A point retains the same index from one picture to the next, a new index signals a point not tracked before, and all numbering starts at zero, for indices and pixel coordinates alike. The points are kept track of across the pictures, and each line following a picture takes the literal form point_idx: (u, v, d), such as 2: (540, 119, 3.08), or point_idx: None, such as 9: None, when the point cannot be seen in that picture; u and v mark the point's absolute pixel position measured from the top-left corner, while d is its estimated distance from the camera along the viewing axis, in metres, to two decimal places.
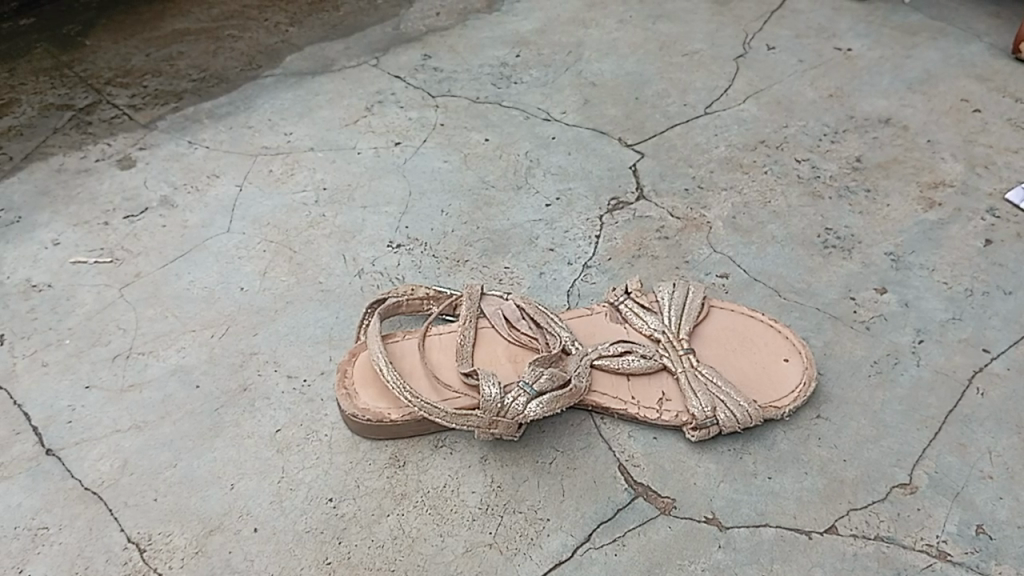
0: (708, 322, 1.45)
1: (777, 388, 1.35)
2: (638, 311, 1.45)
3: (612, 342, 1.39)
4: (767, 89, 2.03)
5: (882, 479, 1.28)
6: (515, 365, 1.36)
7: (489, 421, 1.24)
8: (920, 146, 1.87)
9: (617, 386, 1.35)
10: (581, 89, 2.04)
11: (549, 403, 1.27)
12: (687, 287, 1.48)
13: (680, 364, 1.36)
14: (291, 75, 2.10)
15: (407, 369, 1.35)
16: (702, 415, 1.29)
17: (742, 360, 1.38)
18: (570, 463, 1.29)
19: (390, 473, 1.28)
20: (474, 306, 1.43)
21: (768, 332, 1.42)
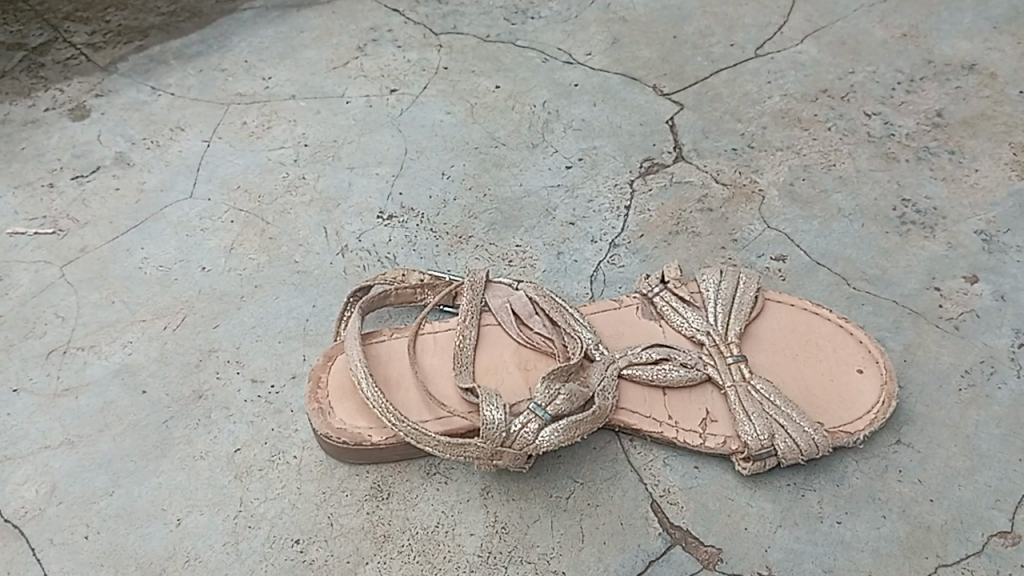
0: (762, 320, 1.18)
1: (849, 407, 1.09)
2: (676, 304, 1.18)
3: (645, 346, 1.13)
4: (830, 26, 1.72)
5: (977, 526, 1.04)
6: (526, 375, 1.11)
7: (490, 453, 1.01)
8: (1014, 97, 1.56)
9: (650, 403, 1.10)
10: (608, 26, 1.74)
11: (566, 429, 1.02)
12: (738, 274, 1.21)
13: (728, 376, 1.11)
14: (273, 7, 1.80)
15: (391, 380, 1.10)
16: (757, 445, 1.04)
17: (805, 370, 1.12)
18: (591, 499, 1.06)
19: (371, 508, 1.05)
20: (477, 299, 1.17)
21: (837, 335, 1.16)
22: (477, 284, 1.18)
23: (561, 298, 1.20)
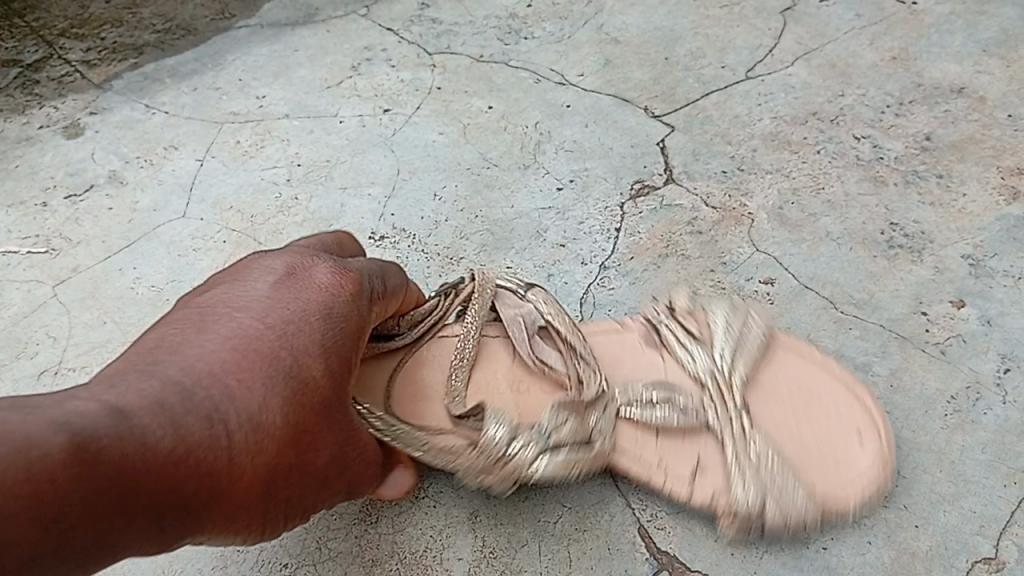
0: (768, 363, 1.14)
1: (841, 478, 1.06)
2: (682, 336, 1.16)
3: (647, 385, 1.11)
4: (819, 49, 1.71)
5: (961, 552, 1.05)
6: (518, 400, 1.11)
7: (477, 471, 1.05)
8: (1001, 121, 1.56)
9: (641, 444, 1.09)
10: (600, 46, 1.74)
11: (563, 453, 1.05)
12: (750, 308, 1.18)
13: (727, 425, 1.08)
14: (268, 26, 1.81)
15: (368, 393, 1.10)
16: (744, 513, 1.03)
17: (805, 429, 1.09)
18: (579, 524, 1.08)
19: (360, 532, 1.08)
20: (482, 307, 1.17)
21: (843, 391, 1.11)
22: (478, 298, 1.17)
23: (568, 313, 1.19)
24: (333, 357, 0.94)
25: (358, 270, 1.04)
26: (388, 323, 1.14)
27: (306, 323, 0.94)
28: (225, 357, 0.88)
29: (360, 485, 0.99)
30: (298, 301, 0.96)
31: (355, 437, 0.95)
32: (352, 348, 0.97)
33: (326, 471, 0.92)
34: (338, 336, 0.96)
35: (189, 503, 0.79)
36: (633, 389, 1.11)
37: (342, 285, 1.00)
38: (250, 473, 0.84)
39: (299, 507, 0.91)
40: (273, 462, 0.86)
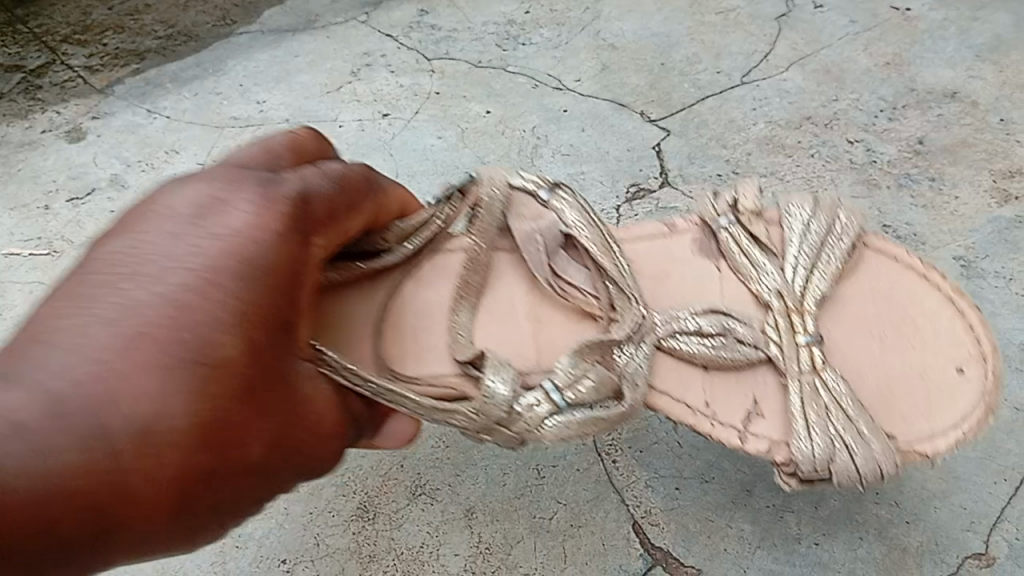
0: (857, 276, 1.03)
1: (933, 415, 0.96)
2: (747, 247, 1.04)
3: (697, 313, 1.01)
4: (814, 54, 1.71)
5: (952, 549, 1.11)
6: (537, 332, 1.04)
7: (494, 421, 0.97)
8: (993, 125, 1.58)
9: (685, 382, 1.00)
10: (597, 52, 1.75)
11: (584, 395, 0.97)
12: (836, 216, 1.06)
13: (793, 362, 0.98)
14: (268, 32, 1.82)
15: (359, 326, 1.03)
16: (810, 469, 0.95)
17: (893, 358, 0.98)
18: (575, 520, 1.18)
19: (358, 529, 1.21)
20: (493, 222, 1.08)
21: (940, 313, 0.99)
22: (486, 209, 1.08)
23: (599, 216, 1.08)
24: (256, 325, 0.83)
25: (290, 195, 0.90)
26: (374, 241, 1.04)
27: (217, 282, 0.82)
28: (117, 348, 0.77)
29: (325, 457, 0.91)
30: (204, 256, 0.83)
31: (290, 409, 0.87)
32: (284, 304, 0.86)
33: (269, 458, 0.85)
34: (262, 295, 0.84)
35: (79, 530, 0.72)
36: (677, 314, 1.01)
37: (266, 222, 0.87)
38: (150, 484, 0.75)
39: (226, 505, 0.83)
40: (183, 465, 0.77)
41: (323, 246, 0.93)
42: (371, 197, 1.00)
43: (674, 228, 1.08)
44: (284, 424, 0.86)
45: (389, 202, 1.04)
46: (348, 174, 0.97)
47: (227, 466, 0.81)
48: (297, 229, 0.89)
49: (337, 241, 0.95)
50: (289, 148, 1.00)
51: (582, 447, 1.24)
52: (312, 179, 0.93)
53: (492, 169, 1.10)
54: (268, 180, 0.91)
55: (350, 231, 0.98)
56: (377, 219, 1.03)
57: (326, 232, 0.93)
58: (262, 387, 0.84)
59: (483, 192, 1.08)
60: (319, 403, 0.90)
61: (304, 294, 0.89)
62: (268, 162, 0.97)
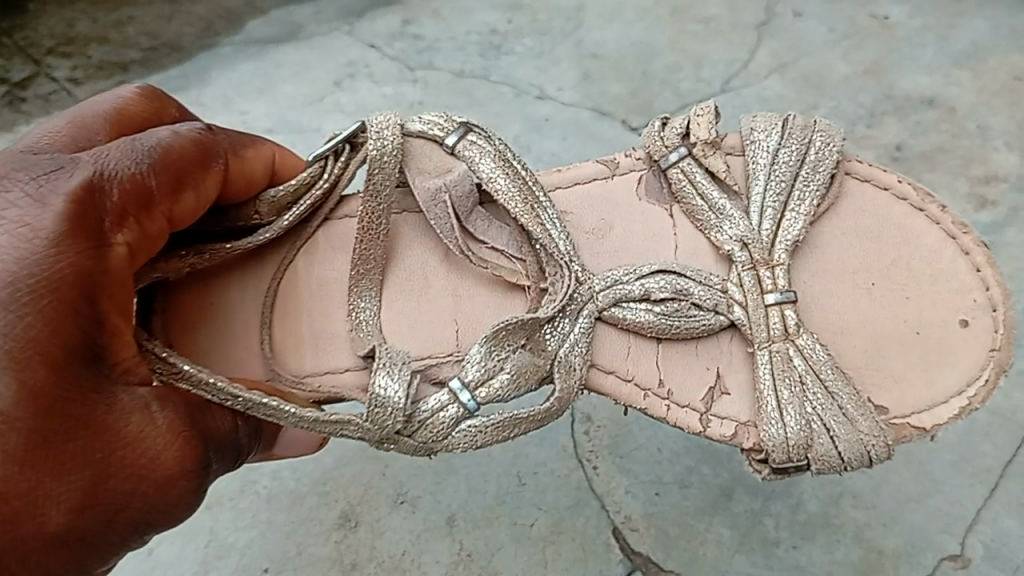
0: (841, 207, 0.95)
1: (932, 377, 0.92)
2: (703, 183, 0.95)
3: (644, 274, 0.92)
4: (793, 61, 1.70)
5: (927, 550, 1.21)
6: (456, 306, 0.94)
7: (393, 432, 0.86)
8: (969, 133, 1.59)
9: (636, 358, 0.93)
10: (579, 62, 1.75)
11: (500, 392, 0.87)
12: (812, 137, 0.97)
13: (761, 332, 0.90)
14: (252, 42, 1.84)
15: (243, 313, 0.94)
16: (783, 456, 0.89)
17: (881, 313, 0.93)
18: (556, 527, 1.28)
19: (339, 538, 1.31)
20: (387, 180, 0.92)
21: (940, 252, 0.94)
22: (375, 165, 0.92)
23: (517, 155, 0.95)
24: (33, 364, 0.70)
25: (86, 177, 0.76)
26: (247, 213, 0.93)
27: None
28: None
29: (176, 508, 0.79)
30: None
31: (112, 457, 0.74)
32: (72, 327, 0.72)
33: (86, 522, 0.73)
34: (34, 326, 0.70)
35: None
36: (617, 276, 0.92)
37: (40, 220, 0.72)
38: None
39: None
40: None
41: (130, 239, 0.78)
42: (211, 170, 0.85)
43: (616, 163, 0.98)
44: (101, 477, 0.74)
45: (254, 165, 0.91)
46: (170, 146, 0.81)
47: (21, 546, 0.69)
48: (81, 225, 0.74)
49: (163, 227, 0.81)
50: (121, 119, 0.86)
51: (565, 452, 1.32)
52: (115, 159, 0.79)
53: (383, 114, 0.94)
54: (65, 162, 0.77)
55: (181, 214, 0.83)
56: (238, 186, 0.90)
57: (138, 221, 0.79)
58: (52, 439, 0.71)
59: (370, 146, 0.92)
60: (152, 438, 0.77)
61: (104, 302, 0.75)
62: (91, 135, 0.83)
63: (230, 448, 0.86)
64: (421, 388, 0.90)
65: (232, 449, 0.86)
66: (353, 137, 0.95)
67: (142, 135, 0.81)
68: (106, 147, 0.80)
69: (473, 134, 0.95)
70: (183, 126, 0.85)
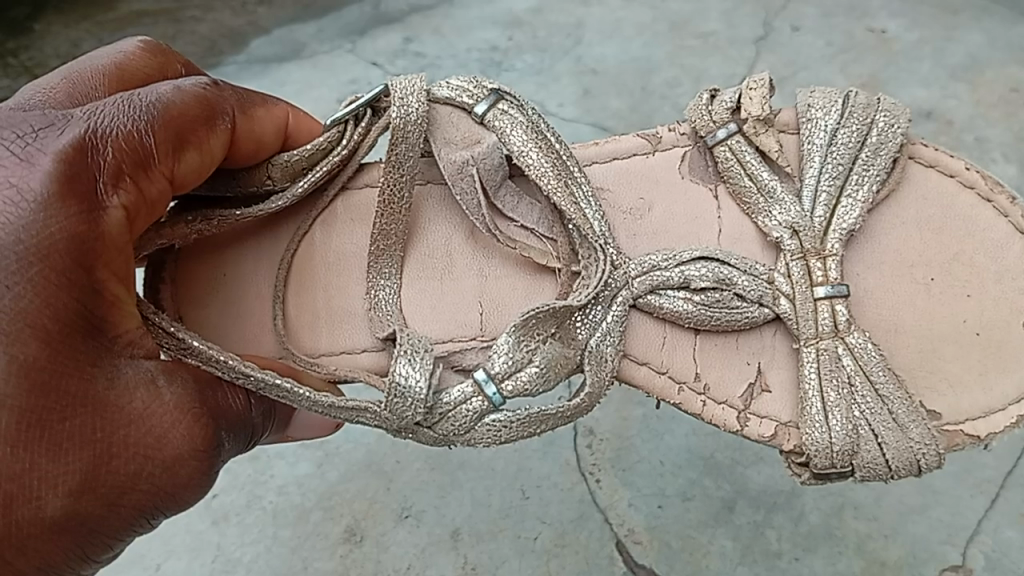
0: (900, 194, 0.89)
1: (989, 383, 0.86)
2: (752, 161, 0.88)
3: (685, 261, 0.86)
4: (792, 76, 1.71)
5: (929, 561, 1.22)
6: (481, 287, 0.90)
7: (413, 423, 0.82)
8: (966, 146, 1.61)
9: (672, 351, 0.87)
10: (579, 78, 1.76)
11: (526, 385, 0.82)
12: (874, 117, 0.89)
13: (808, 327, 0.84)
14: (256, 63, 1.88)
15: (255, 285, 0.92)
16: (826, 462, 0.84)
17: (941, 309, 0.86)
18: (560, 540, 1.28)
19: (345, 552, 1.32)
20: (411, 150, 0.87)
21: (1005, 248, 0.87)
22: (400, 136, 0.86)
23: (551, 128, 0.89)
24: (26, 338, 0.68)
25: (81, 134, 0.73)
26: (259, 177, 0.90)
27: None
28: None
29: (184, 491, 0.77)
30: None
31: (115, 436, 0.72)
32: (67, 298, 0.69)
33: (87, 507, 0.71)
34: (26, 297, 0.68)
35: None
36: (655, 262, 0.86)
37: (28, 180, 0.69)
38: None
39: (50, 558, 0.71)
40: None
41: (128, 201, 0.74)
42: (215, 128, 0.81)
43: (658, 138, 0.92)
44: (103, 458, 0.72)
45: (264, 127, 0.88)
46: (171, 102, 0.78)
47: (18, 531, 0.69)
48: (72, 186, 0.70)
49: (163, 188, 0.77)
50: (122, 76, 0.87)
51: (568, 466, 1.34)
52: (110, 117, 0.75)
53: (406, 78, 0.88)
54: (62, 117, 0.74)
55: (183, 174, 0.79)
56: (248, 149, 0.87)
57: (135, 182, 0.75)
58: (49, 418, 0.69)
59: (393, 113, 0.87)
60: (158, 416, 0.75)
61: (101, 270, 0.71)
62: (91, 91, 0.84)
63: (242, 428, 0.83)
64: (445, 375, 0.84)
65: (242, 429, 0.83)
66: (376, 101, 0.90)
67: (142, 90, 0.78)
68: (102, 103, 0.76)
69: (505, 103, 0.89)
70: (186, 81, 0.81)
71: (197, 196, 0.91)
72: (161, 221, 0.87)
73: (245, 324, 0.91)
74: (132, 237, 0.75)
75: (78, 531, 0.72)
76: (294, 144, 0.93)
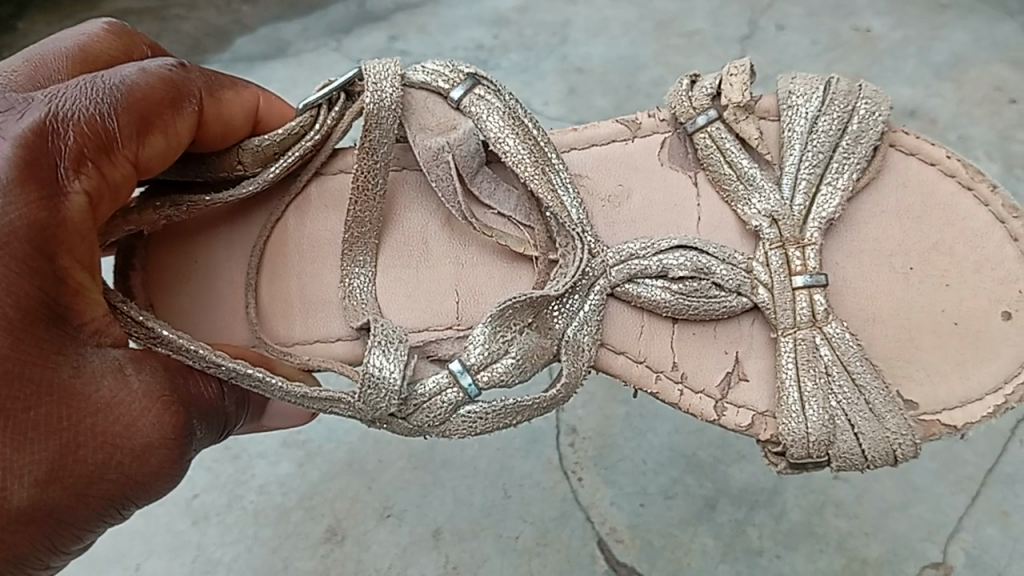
0: (880, 183, 0.88)
1: (967, 374, 0.86)
2: (732, 149, 0.88)
3: (663, 249, 0.86)
4: (776, 75, 1.71)
5: (909, 558, 1.23)
6: (458, 273, 0.90)
7: (387, 413, 0.82)
8: (949, 145, 1.61)
9: (648, 340, 0.87)
10: (564, 76, 1.76)
11: (502, 377, 0.82)
12: (856, 103, 0.89)
13: (786, 317, 0.84)
14: (241, 62, 1.88)
15: (228, 271, 0.91)
16: (802, 452, 0.84)
17: (920, 298, 0.87)
18: (541, 539, 1.29)
19: (326, 551, 1.32)
20: (385, 136, 0.86)
21: (986, 238, 0.87)
22: (374, 120, 0.86)
23: (528, 112, 0.89)
24: None
25: (41, 119, 0.72)
26: (229, 162, 0.90)
27: None
28: None
29: (155, 480, 0.77)
30: None
31: (80, 425, 0.72)
32: (29, 286, 0.69)
33: (55, 497, 0.71)
34: None
35: None
36: (633, 250, 0.86)
37: None
38: None
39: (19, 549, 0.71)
40: None
41: (89, 186, 0.73)
42: (181, 111, 0.81)
43: (638, 124, 0.92)
44: (70, 448, 0.72)
45: (233, 109, 0.87)
46: (135, 84, 0.77)
47: None
48: (32, 172, 0.70)
49: (128, 172, 0.77)
50: (87, 59, 0.87)
51: (550, 464, 1.33)
52: (72, 100, 0.74)
53: (381, 61, 0.88)
54: (22, 101, 0.74)
55: (148, 157, 0.78)
56: (216, 132, 0.87)
57: (97, 165, 0.74)
58: (14, 408, 0.69)
59: (368, 99, 0.86)
60: (126, 404, 0.74)
61: (63, 257, 0.71)
62: (54, 75, 0.84)
63: (216, 416, 0.83)
64: (420, 366, 0.85)
65: (214, 417, 0.83)
66: (350, 85, 0.90)
67: (106, 72, 0.77)
68: (65, 86, 0.75)
69: (481, 87, 0.89)
70: (152, 63, 0.80)
71: (167, 180, 0.90)
72: (129, 207, 0.86)
73: (218, 311, 0.91)
74: (96, 222, 0.75)
75: (45, 522, 0.71)
76: (265, 128, 0.93)
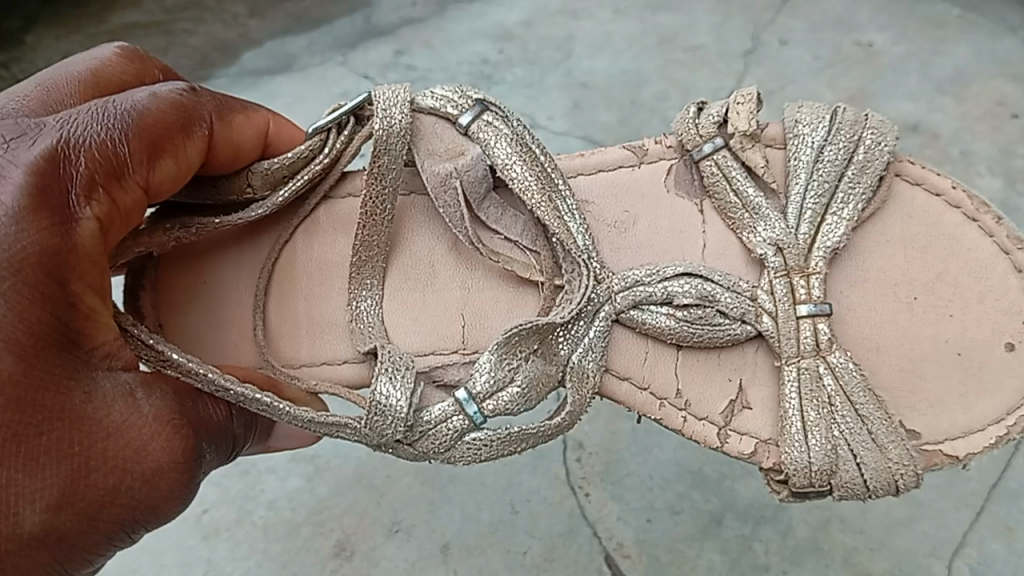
0: (884, 212, 0.90)
1: (970, 404, 0.87)
2: (737, 176, 0.89)
3: (668, 276, 0.87)
4: (779, 90, 1.72)
5: (914, 573, 1.24)
6: (464, 298, 0.91)
7: (393, 439, 0.83)
8: (952, 160, 1.62)
9: (653, 366, 0.88)
10: (569, 91, 1.77)
11: (507, 405, 0.83)
12: (862, 134, 0.90)
13: (790, 347, 0.85)
14: (247, 76, 1.89)
15: (236, 293, 0.92)
16: (805, 481, 0.85)
17: (925, 327, 0.88)
18: (548, 554, 1.29)
19: (335, 566, 1.33)
20: (394, 161, 0.88)
21: (991, 268, 0.88)
22: (383, 146, 0.87)
23: (536, 139, 0.90)
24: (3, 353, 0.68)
25: (54, 145, 0.73)
26: (239, 185, 0.91)
27: None
28: None
29: (164, 503, 0.78)
30: None
31: (92, 449, 0.73)
32: (41, 312, 0.70)
33: (66, 522, 0.72)
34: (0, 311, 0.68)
35: None
36: (638, 277, 0.87)
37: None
38: None
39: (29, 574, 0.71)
40: None
41: (100, 212, 0.75)
42: (192, 136, 0.82)
43: (644, 150, 0.93)
44: (81, 472, 0.72)
45: (243, 134, 0.88)
46: (147, 110, 0.78)
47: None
48: (44, 199, 0.71)
49: (138, 197, 0.78)
50: (98, 82, 0.88)
51: (557, 480, 1.34)
52: (83, 126, 0.76)
53: (390, 87, 0.89)
54: (37, 126, 0.75)
55: (158, 182, 0.80)
56: (226, 156, 0.88)
57: (108, 191, 0.75)
58: (26, 433, 0.69)
59: (377, 125, 0.87)
60: (137, 427, 0.75)
61: (75, 282, 0.72)
62: (65, 98, 0.85)
63: (225, 439, 0.84)
64: (427, 392, 0.86)
65: (222, 440, 0.84)
66: (358, 109, 0.91)
67: (117, 97, 0.78)
68: (76, 112, 0.77)
69: (489, 114, 0.90)
70: (163, 88, 0.81)
71: (178, 202, 0.92)
72: (139, 229, 0.87)
73: (226, 332, 0.92)
74: (106, 247, 0.76)
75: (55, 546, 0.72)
76: (274, 152, 0.94)
